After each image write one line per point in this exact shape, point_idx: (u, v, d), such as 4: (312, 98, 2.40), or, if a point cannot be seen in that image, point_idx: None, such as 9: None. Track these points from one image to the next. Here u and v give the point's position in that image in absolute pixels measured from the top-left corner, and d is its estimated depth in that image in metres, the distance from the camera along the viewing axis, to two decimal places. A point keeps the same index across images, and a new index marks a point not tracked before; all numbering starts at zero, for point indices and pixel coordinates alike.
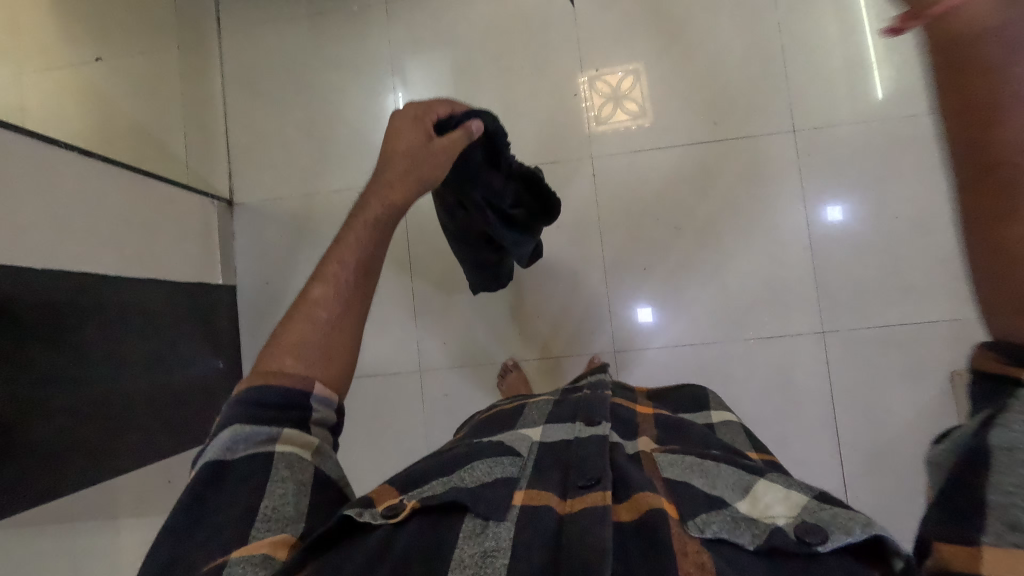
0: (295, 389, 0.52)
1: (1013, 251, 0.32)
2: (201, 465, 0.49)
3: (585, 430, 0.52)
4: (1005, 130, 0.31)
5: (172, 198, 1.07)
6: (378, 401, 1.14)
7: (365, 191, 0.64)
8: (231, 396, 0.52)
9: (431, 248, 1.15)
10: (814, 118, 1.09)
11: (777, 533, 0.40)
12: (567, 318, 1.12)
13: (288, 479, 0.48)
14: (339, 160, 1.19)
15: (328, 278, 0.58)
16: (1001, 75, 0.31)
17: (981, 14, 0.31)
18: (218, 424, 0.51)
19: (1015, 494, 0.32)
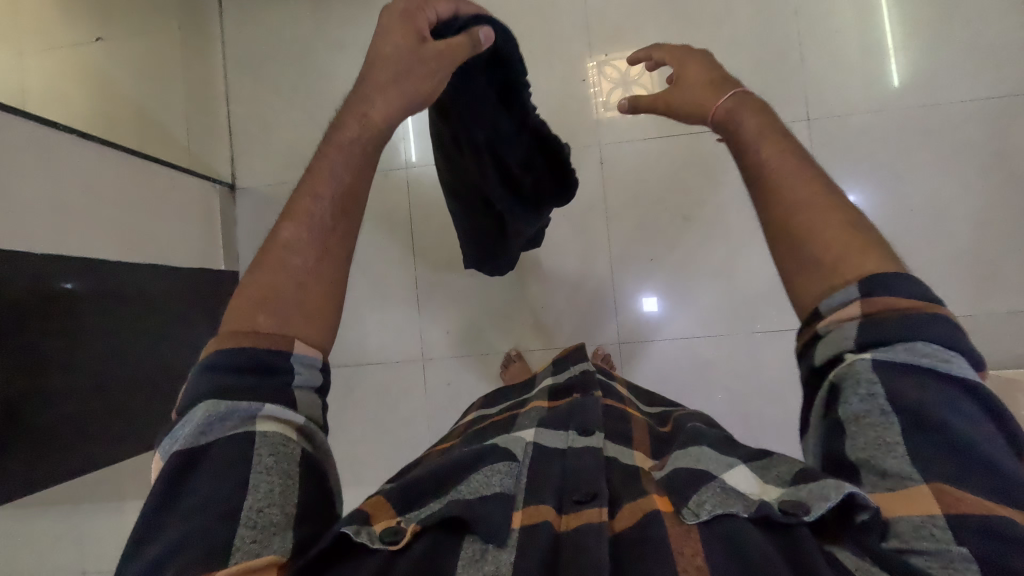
0: (270, 351, 0.40)
1: (794, 255, 0.45)
2: (170, 454, 0.38)
3: (579, 440, 0.53)
4: (766, 174, 0.48)
5: (175, 183, 1.06)
6: (379, 388, 1.14)
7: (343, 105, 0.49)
8: (199, 362, 0.41)
9: (435, 235, 1.14)
10: (829, 107, 1.06)
11: (766, 504, 0.39)
12: (571, 308, 1.11)
13: (275, 471, 0.37)
14: None
15: (301, 215, 0.45)
16: (750, 145, 0.50)
17: (730, 115, 0.52)
18: (185, 399, 0.40)
19: (870, 448, 0.38)
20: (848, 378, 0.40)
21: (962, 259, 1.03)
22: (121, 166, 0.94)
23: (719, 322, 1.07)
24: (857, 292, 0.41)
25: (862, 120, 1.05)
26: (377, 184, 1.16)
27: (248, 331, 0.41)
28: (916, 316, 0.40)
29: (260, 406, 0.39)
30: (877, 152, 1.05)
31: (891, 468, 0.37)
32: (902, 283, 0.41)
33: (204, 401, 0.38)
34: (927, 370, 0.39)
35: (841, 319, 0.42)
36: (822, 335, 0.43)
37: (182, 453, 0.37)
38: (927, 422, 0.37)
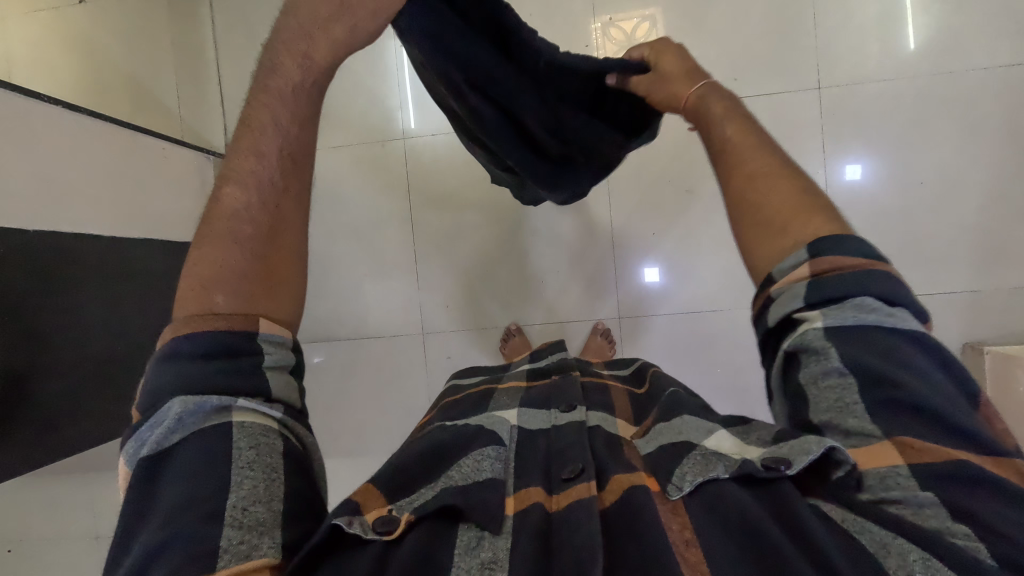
0: (232, 331, 0.39)
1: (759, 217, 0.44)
2: (139, 459, 0.36)
3: (561, 417, 0.53)
4: (726, 146, 0.48)
5: (168, 155, 1.04)
6: (380, 360, 1.15)
7: (271, 48, 0.46)
8: (156, 353, 0.39)
9: (433, 207, 1.12)
10: (843, 74, 1.02)
11: (747, 462, 0.38)
12: (572, 282, 1.10)
13: (256, 466, 0.37)
14: (339, 115, 1.14)
15: (243, 176, 0.43)
16: (712, 123, 0.50)
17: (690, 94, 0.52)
18: (146, 397, 0.38)
19: (831, 413, 0.37)
20: (802, 347, 0.39)
21: (971, 234, 1.01)
22: (113, 139, 0.92)
23: (720, 298, 1.06)
24: (807, 254, 0.40)
25: (876, 87, 1.01)
26: (374, 156, 1.13)
27: (206, 313, 0.39)
28: (867, 273, 0.39)
29: (235, 400, 0.38)
30: (890, 121, 1.02)
31: (853, 428, 0.36)
32: (847, 243, 0.40)
33: (173, 398, 0.37)
34: (878, 325, 0.37)
35: (792, 281, 0.41)
36: (773, 298, 0.42)
37: (156, 452, 0.36)
38: (884, 377, 0.36)
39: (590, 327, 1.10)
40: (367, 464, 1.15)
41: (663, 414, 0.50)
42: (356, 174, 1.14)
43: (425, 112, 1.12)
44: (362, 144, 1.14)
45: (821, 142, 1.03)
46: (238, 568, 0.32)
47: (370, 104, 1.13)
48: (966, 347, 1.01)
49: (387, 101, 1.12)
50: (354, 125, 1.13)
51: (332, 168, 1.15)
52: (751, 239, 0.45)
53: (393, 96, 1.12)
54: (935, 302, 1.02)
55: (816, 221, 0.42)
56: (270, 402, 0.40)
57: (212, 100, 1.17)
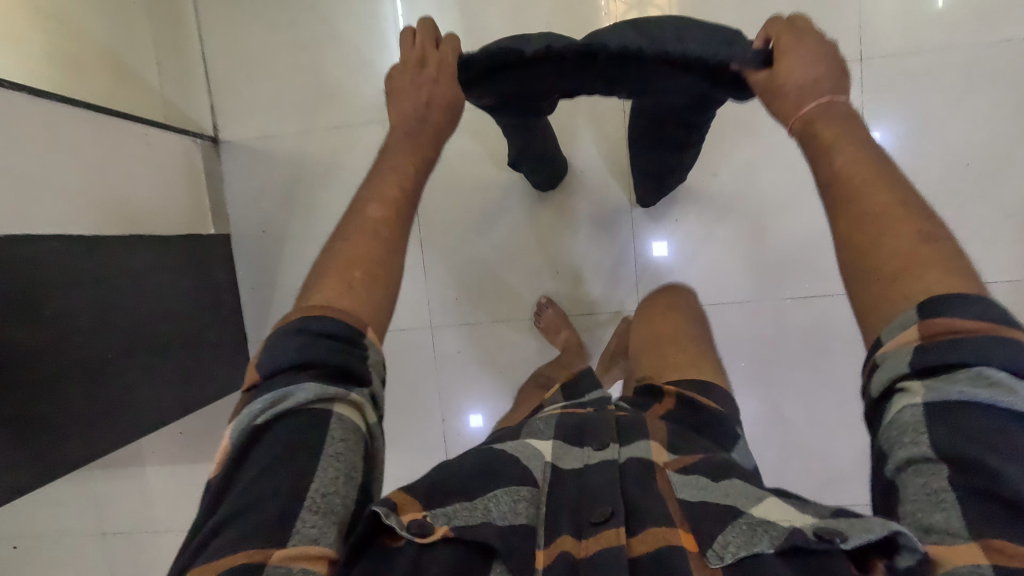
0: (349, 326, 0.42)
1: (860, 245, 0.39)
2: (254, 416, 0.39)
3: (593, 456, 0.47)
4: (840, 148, 0.43)
5: (152, 141, 0.96)
6: (388, 356, 1.09)
7: (394, 94, 0.54)
8: (288, 322, 0.43)
9: (441, 193, 1.05)
10: (885, 44, 0.94)
11: (797, 533, 0.35)
12: (589, 273, 1.03)
13: (340, 458, 0.38)
14: (335, 93, 1.05)
15: (382, 199, 0.49)
16: (845, 128, 0.43)
17: (800, 75, 0.45)
18: (274, 361, 0.41)
19: (924, 500, 0.33)
20: (899, 421, 0.35)
21: (1015, 219, 0.94)
22: (85, 127, 0.84)
23: (745, 287, 1.01)
24: (917, 316, 0.35)
25: (919, 59, 0.93)
26: (375, 137, 1.05)
27: (319, 306, 0.43)
28: (989, 340, 0.33)
29: (347, 391, 0.40)
30: (932, 96, 0.94)
31: (937, 524, 0.32)
32: (971, 302, 0.35)
33: (307, 378, 0.40)
34: (987, 404, 0.33)
35: (900, 344, 0.36)
36: (877, 364, 0.37)
37: (269, 418, 0.39)
38: (979, 463, 0.32)
39: (607, 320, 1.04)
40: None
41: (710, 468, 0.45)
42: (356, 156, 1.06)
43: None
44: (362, 125, 1.05)
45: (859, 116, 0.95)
46: (301, 551, 0.34)
47: (369, 80, 1.04)
48: None
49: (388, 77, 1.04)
50: (351, 104, 1.05)
51: (329, 151, 1.06)
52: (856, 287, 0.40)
53: None
54: None
55: (931, 278, 0.36)
56: (367, 401, 0.42)
57: (197, 80, 1.08)
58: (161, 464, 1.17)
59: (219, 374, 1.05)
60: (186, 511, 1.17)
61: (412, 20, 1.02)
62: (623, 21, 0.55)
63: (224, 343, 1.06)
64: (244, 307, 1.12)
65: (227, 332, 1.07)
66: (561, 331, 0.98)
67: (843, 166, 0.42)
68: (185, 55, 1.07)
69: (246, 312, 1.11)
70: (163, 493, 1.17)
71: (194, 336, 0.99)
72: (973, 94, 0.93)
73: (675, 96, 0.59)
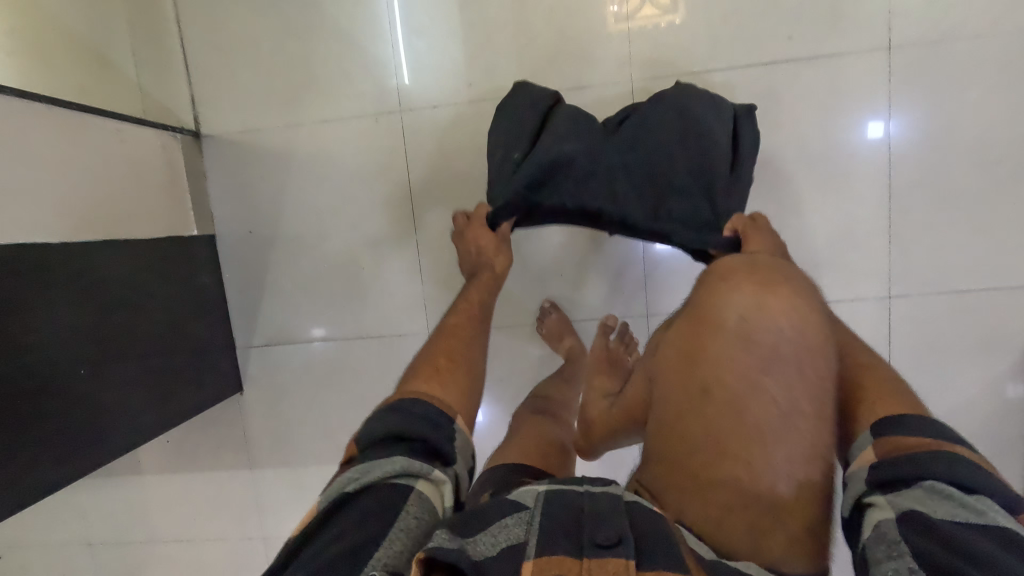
0: (437, 408, 0.55)
1: (825, 374, 0.60)
2: (348, 482, 0.48)
3: (596, 486, 0.48)
4: (813, 308, 0.64)
5: (127, 137, 0.89)
6: (382, 364, 1.04)
7: (463, 229, 0.86)
8: (388, 403, 0.56)
9: (437, 192, 0.99)
10: (914, 31, 0.87)
11: None
12: (594, 276, 0.97)
13: (413, 527, 0.45)
14: (324, 84, 0.98)
15: (459, 313, 0.73)
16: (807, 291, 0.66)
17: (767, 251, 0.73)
18: (374, 440, 0.52)
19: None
20: (882, 529, 0.46)
21: None
22: (51, 125, 0.77)
23: None
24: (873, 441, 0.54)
25: (950, 48, 0.87)
26: (368, 131, 0.99)
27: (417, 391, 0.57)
28: (944, 469, 0.48)
29: (430, 470, 0.50)
30: (963, 88, 0.87)
31: None
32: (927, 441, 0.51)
33: (398, 454, 0.50)
34: (951, 520, 0.44)
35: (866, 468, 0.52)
36: (860, 494, 0.52)
37: (359, 486, 0.47)
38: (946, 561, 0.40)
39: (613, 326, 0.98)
40: None
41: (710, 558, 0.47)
42: (347, 152, 1.00)
43: (427, 80, 0.97)
44: (353, 118, 0.99)
45: (885, 109, 0.89)
46: None
47: (360, 70, 0.97)
48: None
49: (380, 67, 0.97)
50: (342, 96, 0.98)
51: (319, 147, 1.00)
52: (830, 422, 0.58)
53: (387, 60, 0.97)
54: (1001, 298, 0.90)
55: (879, 409, 0.57)
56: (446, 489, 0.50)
57: (176, 69, 1.01)
58: (146, 475, 1.12)
59: (204, 383, 1.00)
60: (175, 522, 1.13)
61: (405, 5, 0.95)
62: (645, 172, 0.77)
63: (210, 351, 1.01)
64: (231, 311, 1.06)
65: (212, 339, 1.02)
66: (565, 339, 0.94)
67: (812, 317, 0.63)
68: (163, 42, 1.00)
69: (234, 317, 1.06)
70: (149, 504, 1.12)
71: (173, 343, 0.94)
72: (1008, 86, 0.86)
73: (686, 223, 0.76)
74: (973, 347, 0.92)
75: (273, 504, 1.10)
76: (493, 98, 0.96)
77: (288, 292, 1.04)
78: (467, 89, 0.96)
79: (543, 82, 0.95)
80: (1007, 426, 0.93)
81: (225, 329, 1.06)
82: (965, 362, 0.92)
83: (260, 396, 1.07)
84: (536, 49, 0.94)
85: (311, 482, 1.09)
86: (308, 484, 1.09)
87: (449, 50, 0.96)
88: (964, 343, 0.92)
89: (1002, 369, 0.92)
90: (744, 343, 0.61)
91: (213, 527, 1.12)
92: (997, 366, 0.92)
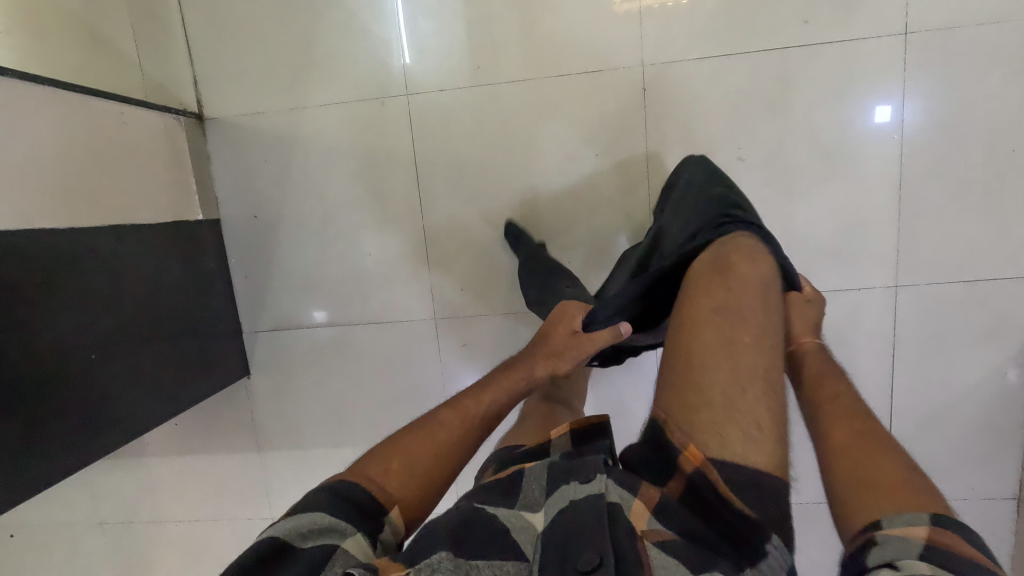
0: (372, 499, 0.46)
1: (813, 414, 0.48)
2: (257, 548, 0.41)
3: (577, 491, 0.47)
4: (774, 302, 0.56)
5: (129, 120, 0.88)
6: (389, 349, 1.05)
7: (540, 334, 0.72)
8: (322, 483, 0.48)
9: (445, 178, 0.98)
10: (933, 15, 0.85)
11: None
12: (603, 263, 0.98)
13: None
14: (329, 66, 0.96)
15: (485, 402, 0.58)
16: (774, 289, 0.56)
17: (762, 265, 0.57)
18: (295, 507, 0.45)
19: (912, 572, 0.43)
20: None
21: None
22: (56, 110, 0.76)
23: None
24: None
25: (969, 34, 0.85)
26: (374, 115, 0.97)
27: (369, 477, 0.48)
28: None
29: (353, 529, 0.43)
30: (980, 75, 0.86)
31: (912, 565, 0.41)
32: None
33: (316, 514, 0.44)
34: None
35: None
36: None
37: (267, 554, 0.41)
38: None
39: None
40: None
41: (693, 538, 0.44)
42: (353, 137, 0.98)
43: (434, 63, 0.95)
44: (358, 101, 0.97)
45: (900, 96, 0.88)
46: None
47: (367, 52, 0.96)
48: None
49: (387, 49, 0.95)
50: (348, 78, 0.97)
51: (324, 130, 0.99)
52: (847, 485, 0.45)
53: (393, 41, 0.95)
54: (1008, 288, 0.91)
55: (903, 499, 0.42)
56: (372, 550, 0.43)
57: (178, 50, 0.99)
58: (155, 456, 1.13)
59: (210, 367, 1.00)
60: (185, 502, 1.14)
61: None
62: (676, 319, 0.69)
63: (215, 336, 1.02)
64: (237, 295, 1.06)
65: (218, 323, 1.02)
66: None
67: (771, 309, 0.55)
68: (163, 21, 0.98)
69: (241, 301, 1.06)
70: (160, 484, 1.14)
71: (179, 328, 0.95)
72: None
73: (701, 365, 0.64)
74: (978, 336, 0.93)
75: (281, 486, 1.12)
76: (502, 82, 0.94)
77: (293, 278, 1.04)
78: (475, 72, 0.95)
79: (553, 65, 0.93)
80: (1008, 415, 0.94)
81: (231, 314, 1.06)
82: (969, 351, 0.93)
83: (266, 380, 1.08)
84: (546, 31, 0.92)
85: (317, 465, 1.10)
86: (314, 467, 1.10)
87: (457, 32, 0.94)
88: (969, 332, 0.92)
89: (1006, 357, 0.92)
90: (723, 314, 0.54)
91: (222, 507, 1.14)
92: (1001, 356, 0.92)
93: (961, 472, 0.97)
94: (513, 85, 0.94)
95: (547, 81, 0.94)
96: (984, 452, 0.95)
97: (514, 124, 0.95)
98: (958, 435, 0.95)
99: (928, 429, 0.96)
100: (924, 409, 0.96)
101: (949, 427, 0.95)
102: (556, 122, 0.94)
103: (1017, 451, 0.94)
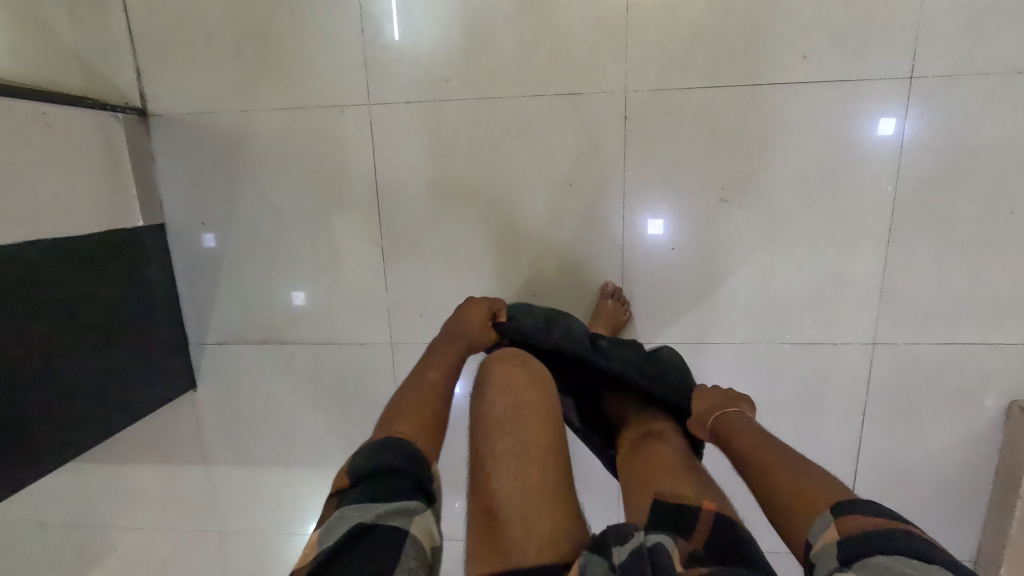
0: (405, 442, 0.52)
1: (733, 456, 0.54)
2: (340, 525, 0.44)
3: (620, 551, 0.44)
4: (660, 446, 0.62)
5: (53, 122, 0.79)
6: (344, 371, 0.99)
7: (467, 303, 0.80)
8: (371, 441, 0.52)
9: (408, 197, 0.92)
10: (941, 60, 0.79)
11: None
12: (571, 298, 0.93)
13: (415, 564, 0.43)
14: (286, 66, 0.88)
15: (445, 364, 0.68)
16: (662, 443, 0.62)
17: (667, 442, 0.62)
18: (360, 475, 0.48)
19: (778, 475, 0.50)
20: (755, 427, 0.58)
21: None
22: None
23: (743, 328, 0.90)
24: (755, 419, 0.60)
25: (977, 85, 0.79)
26: (333, 124, 0.90)
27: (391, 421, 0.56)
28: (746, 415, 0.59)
29: (418, 509, 0.47)
30: (987, 130, 0.80)
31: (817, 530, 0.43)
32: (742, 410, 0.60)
33: (400, 500, 0.46)
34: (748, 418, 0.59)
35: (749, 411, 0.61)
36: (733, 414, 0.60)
37: (354, 532, 0.43)
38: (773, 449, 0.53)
39: None
40: (331, 475, 1.05)
41: None
42: (310, 147, 0.91)
43: (400, 71, 0.87)
44: (316, 108, 0.90)
45: (898, 145, 0.82)
46: None
47: (328, 55, 0.88)
48: (1012, 405, 0.87)
49: (350, 53, 0.87)
50: (305, 82, 0.89)
51: (278, 135, 0.91)
52: (789, 517, 0.46)
53: (356, 44, 0.87)
54: (989, 354, 0.87)
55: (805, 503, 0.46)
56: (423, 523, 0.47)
57: (119, 40, 0.91)
58: (98, 464, 1.09)
59: (151, 382, 0.95)
60: (130, 509, 1.11)
61: None
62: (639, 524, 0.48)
63: (158, 349, 0.96)
64: (183, 304, 1.00)
65: (161, 336, 0.97)
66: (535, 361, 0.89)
67: (663, 449, 0.61)
68: (105, 6, 0.89)
69: (187, 311, 1.01)
70: (104, 490, 1.10)
71: (115, 346, 0.89)
72: None
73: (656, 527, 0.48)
74: (951, 400, 0.89)
75: (230, 499, 1.08)
76: (472, 98, 0.87)
77: (244, 289, 0.98)
78: (445, 84, 0.87)
79: (529, 83, 0.86)
80: (974, 478, 0.91)
81: (177, 325, 1.00)
82: (941, 415, 0.90)
83: (214, 394, 1.03)
84: (525, 46, 0.84)
85: (266, 482, 1.06)
86: (264, 483, 1.07)
87: (427, 39, 0.86)
88: (943, 395, 0.89)
89: (978, 423, 0.89)
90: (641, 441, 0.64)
91: (169, 516, 1.11)
92: (974, 419, 0.89)
93: (922, 533, 0.94)
94: (486, 102, 0.87)
95: (521, 100, 0.86)
96: (948, 515, 0.93)
97: (485, 144, 0.88)
98: (921, 496, 0.93)
99: (891, 488, 0.93)
100: (891, 469, 0.93)
101: (914, 488, 0.93)
102: (529, 146, 0.88)
103: (981, 514, 0.92)
